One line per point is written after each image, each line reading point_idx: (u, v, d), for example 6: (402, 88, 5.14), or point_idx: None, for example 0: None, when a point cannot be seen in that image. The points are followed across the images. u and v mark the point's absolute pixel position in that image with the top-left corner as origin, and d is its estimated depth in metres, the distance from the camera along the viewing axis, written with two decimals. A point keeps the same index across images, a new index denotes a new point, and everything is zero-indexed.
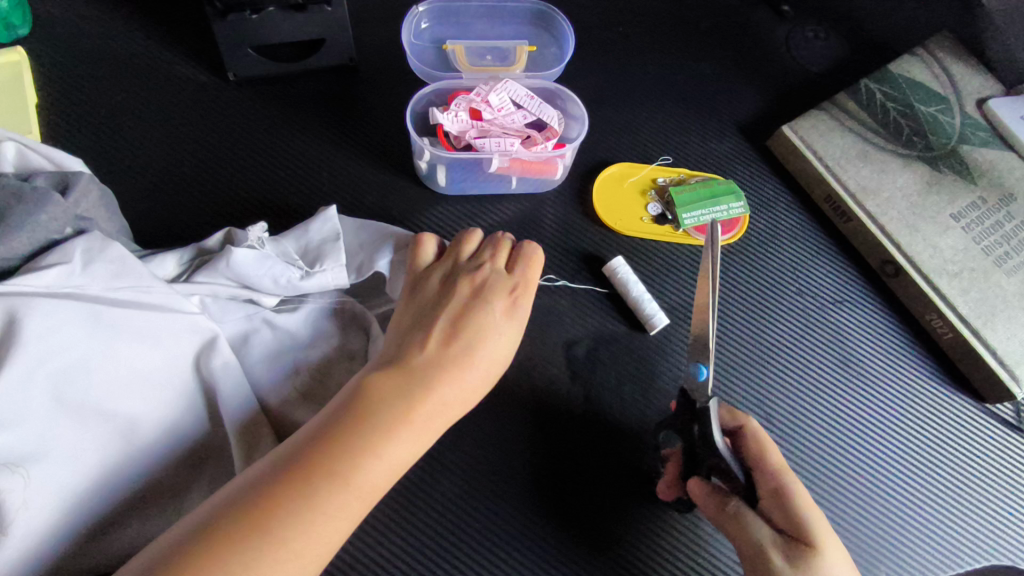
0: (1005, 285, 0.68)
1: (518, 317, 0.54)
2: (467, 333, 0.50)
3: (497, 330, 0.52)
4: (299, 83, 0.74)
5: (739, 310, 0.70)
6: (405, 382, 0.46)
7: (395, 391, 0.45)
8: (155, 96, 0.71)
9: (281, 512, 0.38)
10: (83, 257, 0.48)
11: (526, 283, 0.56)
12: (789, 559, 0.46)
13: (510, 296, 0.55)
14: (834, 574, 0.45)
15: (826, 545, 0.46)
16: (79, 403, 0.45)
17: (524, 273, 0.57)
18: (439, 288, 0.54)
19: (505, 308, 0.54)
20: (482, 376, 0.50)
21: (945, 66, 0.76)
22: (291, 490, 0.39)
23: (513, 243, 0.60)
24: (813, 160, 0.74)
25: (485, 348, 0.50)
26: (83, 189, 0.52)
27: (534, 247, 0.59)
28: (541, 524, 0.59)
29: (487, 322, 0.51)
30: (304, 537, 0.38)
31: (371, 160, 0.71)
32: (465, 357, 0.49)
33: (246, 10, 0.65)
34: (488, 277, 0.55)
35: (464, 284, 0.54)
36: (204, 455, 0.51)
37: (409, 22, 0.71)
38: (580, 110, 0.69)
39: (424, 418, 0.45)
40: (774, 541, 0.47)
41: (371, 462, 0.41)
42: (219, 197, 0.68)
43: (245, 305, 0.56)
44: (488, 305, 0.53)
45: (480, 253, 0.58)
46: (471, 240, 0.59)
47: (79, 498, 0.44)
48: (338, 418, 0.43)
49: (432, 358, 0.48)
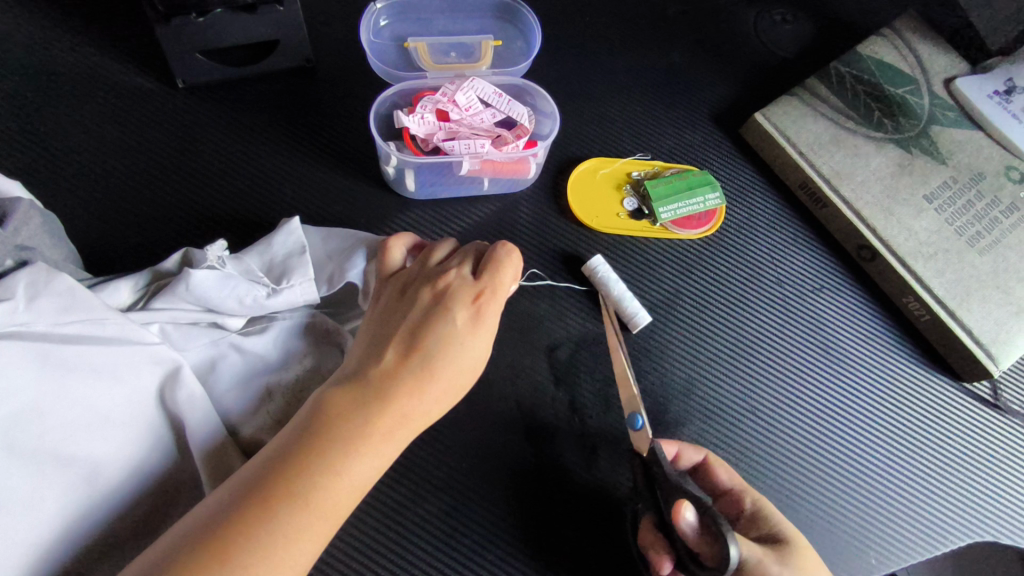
0: (978, 264, 0.68)
1: (485, 326, 0.50)
2: (424, 344, 0.47)
3: (459, 342, 0.48)
4: (255, 88, 0.70)
5: (718, 302, 0.69)
6: (365, 398, 0.43)
7: (354, 407, 0.43)
8: (98, 107, 0.67)
9: (242, 539, 0.37)
10: (26, 292, 0.44)
11: (494, 288, 0.51)
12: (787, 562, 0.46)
13: (474, 305, 0.50)
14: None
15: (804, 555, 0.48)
16: (31, 449, 0.42)
17: (495, 276, 0.52)
18: (402, 295, 0.51)
19: (468, 318, 0.49)
20: (446, 387, 0.46)
21: (912, 47, 0.75)
22: (252, 516, 0.38)
23: (487, 247, 0.55)
24: (786, 148, 0.73)
25: (447, 358, 0.47)
26: (23, 217, 0.49)
27: (510, 250, 0.54)
28: (532, 533, 0.58)
29: (446, 331, 0.47)
30: (265, 567, 0.37)
31: (336, 167, 0.68)
32: (423, 370, 0.46)
33: (192, 13, 0.61)
34: (452, 283, 0.51)
35: (425, 291, 0.50)
36: (176, 492, 0.49)
37: (367, 19, 0.67)
38: (551, 106, 0.67)
39: (387, 434, 0.43)
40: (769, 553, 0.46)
41: (332, 482, 0.40)
42: (174, 214, 0.64)
43: (210, 330, 0.53)
44: (446, 314, 0.48)
45: (449, 260, 0.54)
46: (441, 248, 0.55)
47: (39, 551, 0.41)
48: (295, 441, 0.41)
49: (394, 370, 0.45)
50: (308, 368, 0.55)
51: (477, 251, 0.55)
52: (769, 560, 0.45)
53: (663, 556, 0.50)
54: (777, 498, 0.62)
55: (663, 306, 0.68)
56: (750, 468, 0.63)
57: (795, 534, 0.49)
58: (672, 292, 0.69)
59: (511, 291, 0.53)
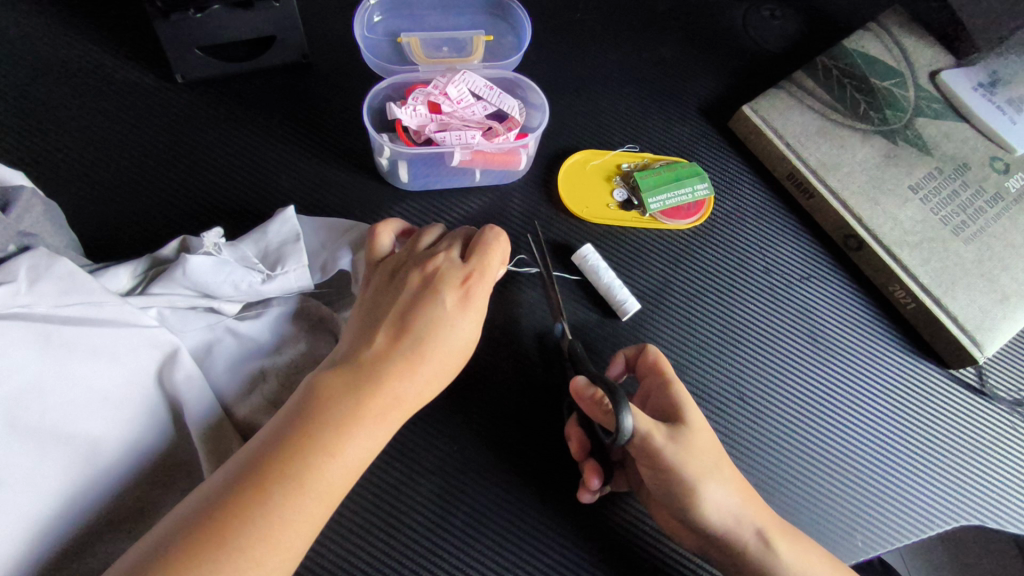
0: (962, 252, 0.69)
1: (474, 307, 0.51)
2: (415, 326, 0.48)
3: (448, 324, 0.49)
4: (251, 84, 0.72)
5: (708, 290, 0.70)
6: (358, 380, 0.44)
7: (347, 389, 0.44)
8: (99, 101, 0.69)
9: (242, 520, 0.37)
10: (28, 275, 0.45)
11: (483, 271, 0.53)
12: (673, 440, 0.50)
13: (463, 287, 0.51)
14: (701, 452, 0.51)
15: (697, 439, 0.51)
16: (32, 427, 0.43)
17: (483, 259, 0.53)
18: (391, 279, 0.52)
19: (457, 301, 0.50)
20: (437, 370, 0.48)
21: (898, 40, 0.77)
22: (250, 498, 0.38)
23: (476, 232, 0.57)
24: (774, 139, 0.74)
25: (437, 340, 0.48)
26: (25, 204, 0.50)
27: (498, 234, 0.55)
28: (524, 516, 0.59)
29: (436, 315, 0.49)
30: (263, 547, 0.38)
31: (330, 159, 0.69)
32: (413, 352, 0.47)
33: (189, 10, 0.63)
34: (441, 266, 0.52)
35: (415, 275, 0.52)
36: (172, 471, 0.50)
37: (361, 14, 0.69)
38: (542, 99, 0.69)
39: (379, 416, 0.44)
40: (656, 425, 0.50)
41: (325, 461, 0.41)
42: (172, 205, 0.66)
43: (206, 315, 0.54)
44: (436, 297, 0.50)
45: (438, 245, 0.56)
46: (430, 232, 0.57)
47: (38, 527, 0.42)
48: (289, 423, 0.42)
49: (385, 353, 0.46)
50: (302, 353, 0.57)
51: (465, 235, 0.57)
52: (656, 431, 0.50)
53: (578, 442, 0.58)
54: (767, 484, 0.63)
55: (651, 294, 0.69)
56: (740, 455, 0.64)
57: (692, 410, 0.53)
58: (662, 281, 0.70)
59: (499, 274, 0.54)
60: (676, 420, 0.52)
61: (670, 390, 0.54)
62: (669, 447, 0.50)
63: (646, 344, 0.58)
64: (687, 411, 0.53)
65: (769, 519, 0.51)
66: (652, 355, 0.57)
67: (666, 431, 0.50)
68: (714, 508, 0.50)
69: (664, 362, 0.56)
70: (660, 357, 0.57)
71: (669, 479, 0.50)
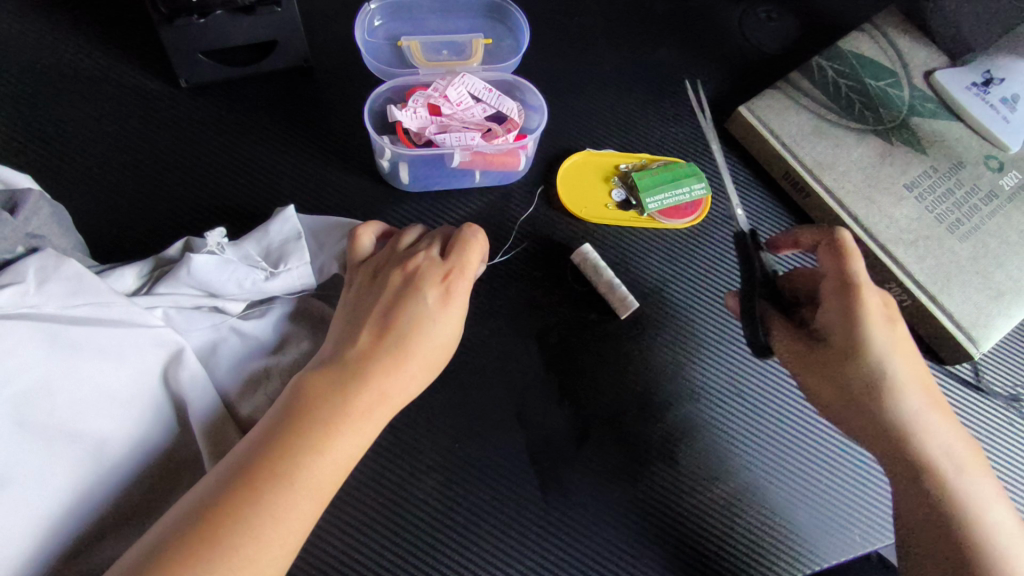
0: (957, 249, 0.70)
1: (456, 303, 0.52)
2: (398, 324, 0.49)
3: (430, 322, 0.50)
4: (254, 87, 0.73)
5: (700, 290, 0.71)
6: (342, 379, 0.45)
7: (330, 387, 0.44)
8: (104, 105, 0.70)
9: (238, 518, 0.38)
10: (36, 275, 0.46)
11: (462, 267, 0.53)
12: (819, 356, 0.52)
13: (443, 284, 0.52)
14: (858, 370, 0.50)
15: (861, 358, 0.49)
16: (41, 426, 0.44)
17: (462, 256, 0.54)
18: (373, 279, 0.53)
19: (438, 297, 0.51)
20: (421, 367, 0.49)
21: (892, 40, 0.78)
22: (243, 497, 0.39)
23: (456, 229, 0.58)
24: (769, 139, 0.75)
25: (420, 338, 0.49)
26: (33, 206, 0.51)
27: (474, 231, 0.56)
28: (524, 511, 0.60)
29: (419, 312, 0.50)
30: (257, 543, 0.38)
31: (332, 161, 0.70)
32: (398, 349, 0.48)
33: (193, 15, 0.64)
34: (421, 265, 0.53)
35: (395, 274, 0.52)
36: (178, 469, 0.51)
37: (362, 18, 0.70)
38: (540, 101, 0.70)
39: (364, 412, 0.44)
40: (797, 344, 0.53)
41: (314, 459, 0.41)
42: (177, 207, 0.67)
43: (211, 314, 0.55)
44: (417, 294, 0.50)
45: (418, 243, 0.56)
46: (410, 233, 0.57)
47: (49, 523, 0.43)
48: (279, 422, 0.43)
49: (366, 352, 0.47)
50: (305, 351, 0.57)
51: (445, 235, 0.57)
52: (795, 349, 0.53)
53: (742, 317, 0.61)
54: (762, 482, 0.64)
55: (649, 292, 0.70)
56: (738, 453, 0.65)
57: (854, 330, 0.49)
58: (660, 279, 0.71)
59: (478, 269, 0.55)
60: (845, 330, 0.50)
61: (841, 298, 0.50)
62: (811, 364, 0.52)
63: (829, 238, 0.53)
64: (849, 318, 0.50)
65: (951, 440, 0.50)
66: (834, 250, 0.52)
67: (809, 350, 0.52)
68: (865, 425, 0.51)
69: (844, 261, 0.51)
70: (844, 254, 0.51)
71: (818, 391, 0.53)
